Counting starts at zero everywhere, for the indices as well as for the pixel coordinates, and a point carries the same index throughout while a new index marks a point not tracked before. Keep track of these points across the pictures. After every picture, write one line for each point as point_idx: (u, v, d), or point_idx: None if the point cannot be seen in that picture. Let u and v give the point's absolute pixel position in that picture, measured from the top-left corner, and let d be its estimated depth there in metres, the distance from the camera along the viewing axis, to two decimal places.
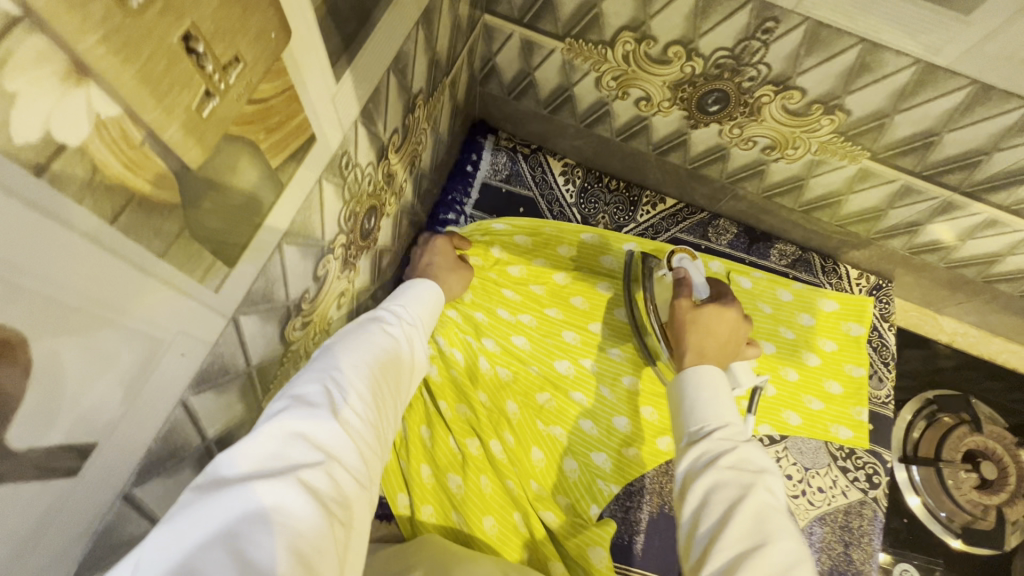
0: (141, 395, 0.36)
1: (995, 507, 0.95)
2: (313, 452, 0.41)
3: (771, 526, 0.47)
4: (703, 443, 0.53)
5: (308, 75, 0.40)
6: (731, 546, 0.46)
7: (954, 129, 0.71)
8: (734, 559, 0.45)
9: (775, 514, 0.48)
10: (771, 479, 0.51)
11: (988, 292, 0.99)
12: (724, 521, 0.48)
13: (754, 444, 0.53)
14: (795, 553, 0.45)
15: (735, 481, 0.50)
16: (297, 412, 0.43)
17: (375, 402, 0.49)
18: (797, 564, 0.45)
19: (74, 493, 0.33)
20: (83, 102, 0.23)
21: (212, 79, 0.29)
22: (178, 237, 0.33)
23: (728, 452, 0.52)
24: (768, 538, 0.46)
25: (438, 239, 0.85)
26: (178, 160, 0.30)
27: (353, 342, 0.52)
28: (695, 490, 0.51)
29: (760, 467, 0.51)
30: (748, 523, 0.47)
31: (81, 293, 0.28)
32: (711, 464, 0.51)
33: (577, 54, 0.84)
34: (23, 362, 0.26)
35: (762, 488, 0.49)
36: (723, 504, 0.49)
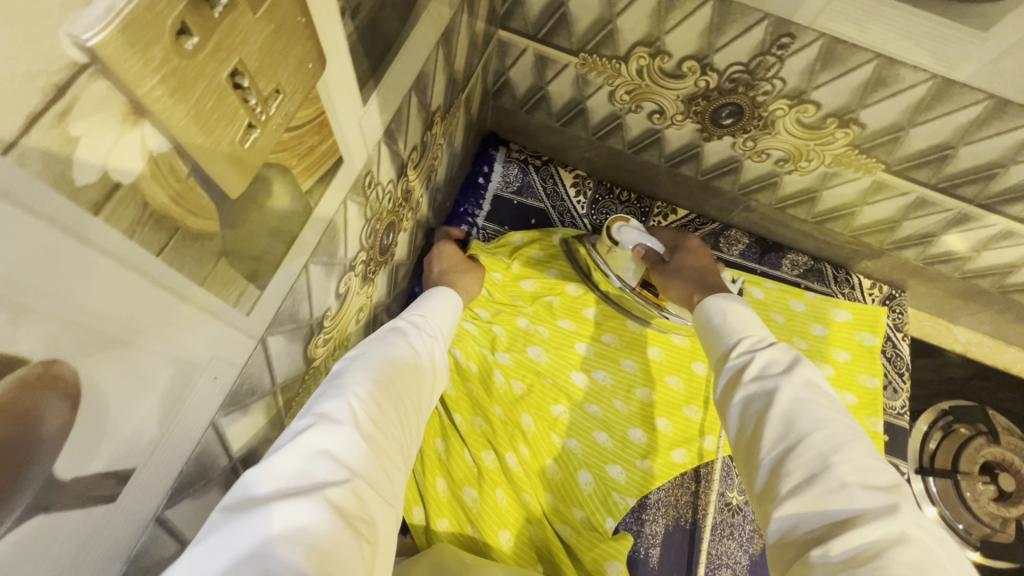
0: (177, 419, 0.36)
1: (1014, 519, 0.95)
2: (337, 470, 0.41)
3: (806, 417, 0.45)
4: (729, 362, 0.52)
5: (338, 101, 0.40)
6: (772, 448, 0.45)
7: (970, 142, 0.71)
8: (777, 462, 0.44)
9: (810, 403, 0.46)
10: (802, 372, 0.48)
11: (1003, 302, 0.98)
12: (758, 428, 0.46)
13: (777, 346, 0.51)
14: (837, 436, 0.43)
15: (760, 389, 0.48)
16: (321, 428, 0.42)
17: (394, 413, 0.49)
18: (839, 446, 0.43)
19: (112, 517, 0.34)
20: (138, 141, 0.24)
21: (255, 111, 0.30)
22: (217, 264, 0.34)
23: (752, 362, 0.50)
24: (805, 431, 0.44)
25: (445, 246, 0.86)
26: (221, 191, 0.31)
27: (375, 352, 0.52)
28: (732, 409, 0.50)
29: (786, 365, 0.49)
30: (781, 424, 0.45)
31: (127, 324, 0.28)
32: (738, 379, 0.50)
33: (591, 69, 0.85)
34: (73, 383, 0.26)
35: (792, 385, 0.47)
36: (757, 412, 0.47)
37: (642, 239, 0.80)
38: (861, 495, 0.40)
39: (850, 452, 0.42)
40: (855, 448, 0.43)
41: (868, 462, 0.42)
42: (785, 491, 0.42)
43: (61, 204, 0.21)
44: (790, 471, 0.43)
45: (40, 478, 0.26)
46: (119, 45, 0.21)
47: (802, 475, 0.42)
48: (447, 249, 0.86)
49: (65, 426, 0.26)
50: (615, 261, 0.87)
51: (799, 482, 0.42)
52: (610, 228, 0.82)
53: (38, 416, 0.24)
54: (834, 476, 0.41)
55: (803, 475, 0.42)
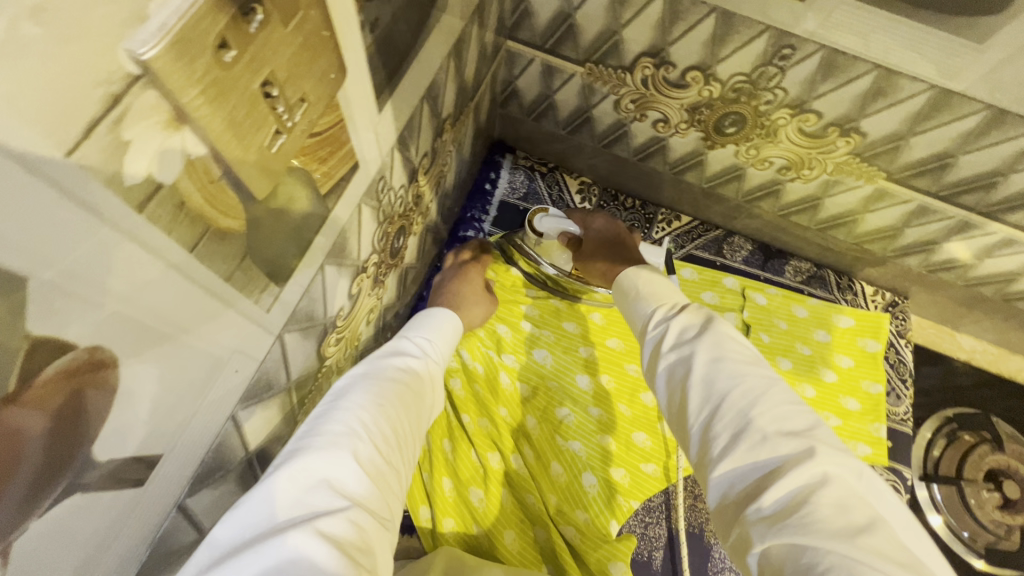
0: (200, 409, 0.38)
1: (1019, 527, 0.95)
2: (333, 499, 0.42)
3: (723, 377, 0.47)
4: (648, 334, 0.55)
5: (356, 109, 0.43)
6: (698, 414, 0.47)
7: (969, 152, 0.72)
8: (705, 426, 0.46)
9: (727, 361, 0.48)
10: (715, 333, 0.51)
11: (1007, 310, 0.99)
12: (684, 394, 0.49)
13: (690, 312, 0.54)
14: (754, 391, 0.46)
15: (680, 356, 0.51)
16: (316, 458, 0.43)
17: (392, 436, 0.50)
18: (758, 398, 0.46)
19: (140, 501, 0.36)
20: (179, 146, 0.26)
21: (282, 118, 0.32)
22: (241, 262, 0.36)
23: (668, 331, 0.53)
24: (724, 391, 0.46)
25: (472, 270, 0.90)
26: (249, 192, 0.33)
27: (373, 377, 0.54)
28: (659, 377, 0.52)
29: (700, 329, 0.52)
30: (702, 387, 0.48)
31: (162, 317, 0.30)
32: (659, 350, 0.53)
33: (597, 78, 0.87)
34: (51, 408, 0.25)
35: (707, 346, 0.49)
36: (680, 381, 0.49)
37: (563, 224, 0.83)
38: (782, 444, 0.43)
39: (766, 404, 0.45)
40: (772, 399, 0.46)
41: (784, 409, 0.45)
42: (716, 453, 0.45)
43: (110, 201, 0.23)
44: (717, 434, 0.45)
45: (79, 457, 0.28)
46: (168, 58, 0.23)
47: (728, 435, 0.45)
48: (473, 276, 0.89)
49: (48, 455, 0.26)
50: (546, 250, 0.91)
51: (727, 442, 0.45)
52: (531, 220, 0.86)
53: (15, 445, 0.23)
54: (756, 429, 0.44)
55: (729, 436, 0.45)
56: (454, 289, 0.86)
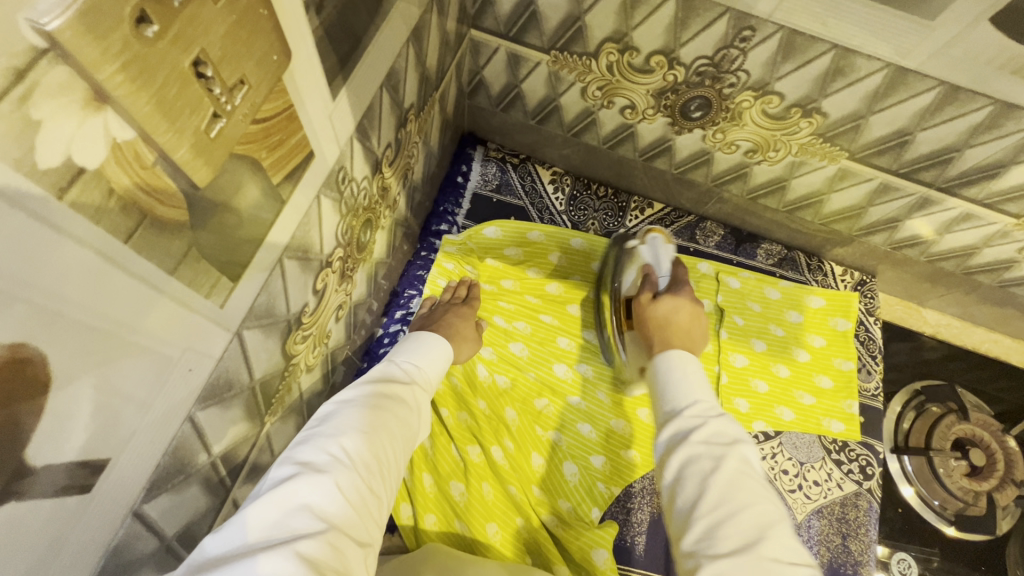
0: (152, 410, 0.36)
1: (986, 492, 0.98)
2: (314, 522, 0.42)
3: (746, 492, 0.48)
4: (675, 421, 0.55)
5: (306, 94, 0.41)
6: (706, 515, 0.48)
7: (925, 128, 0.74)
8: (711, 526, 0.47)
9: (750, 480, 0.49)
10: (743, 449, 0.52)
11: (968, 283, 1.02)
12: (701, 491, 0.49)
13: (724, 418, 0.54)
14: (768, 515, 0.47)
15: (707, 454, 0.51)
16: (303, 478, 0.44)
17: (380, 461, 0.50)
18: (772, 522, 0.47)
19: (89, 509, 0.34)
20: (101, 127, 0.24)
21: (219, 100, 0.31)
22: (187, 253, 0.34)
23: (700, 428, 0.53)
24: (741, 505, 0.47)
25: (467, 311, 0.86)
26: (188, 180, 0.31)
27: (357, 402, 0.52)
28: (672, 464, 0.52)
29: (732, 438, 0.52)
30: (722, 492, 0.49)
31: (97, 312, 0.29)
32: (684, 440, 0.53)
33: (563, 66, 0.86)
34: None
35: (735, 459, 0.51)
36: (699, 476, 0.50)
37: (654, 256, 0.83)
38: (785, 570, 0.44)
39: (778, 531, 0.46)
40: (782, 527, 0.47)
41: (791, 541, 0.46)
42: (719, 554, 0.45)
43: (26, 188, 0.22)
44: (724, 537, 0.46)
45: (10, 464, 0.26)
46: (76, 30, 0.21)
47: (735, 543, 0.45)
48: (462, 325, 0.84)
49: None
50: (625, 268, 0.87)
51: (730, 548, 0.45)
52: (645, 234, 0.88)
53: None
54: (766, 549, 0.45)
55: (735, 543, 0.45)
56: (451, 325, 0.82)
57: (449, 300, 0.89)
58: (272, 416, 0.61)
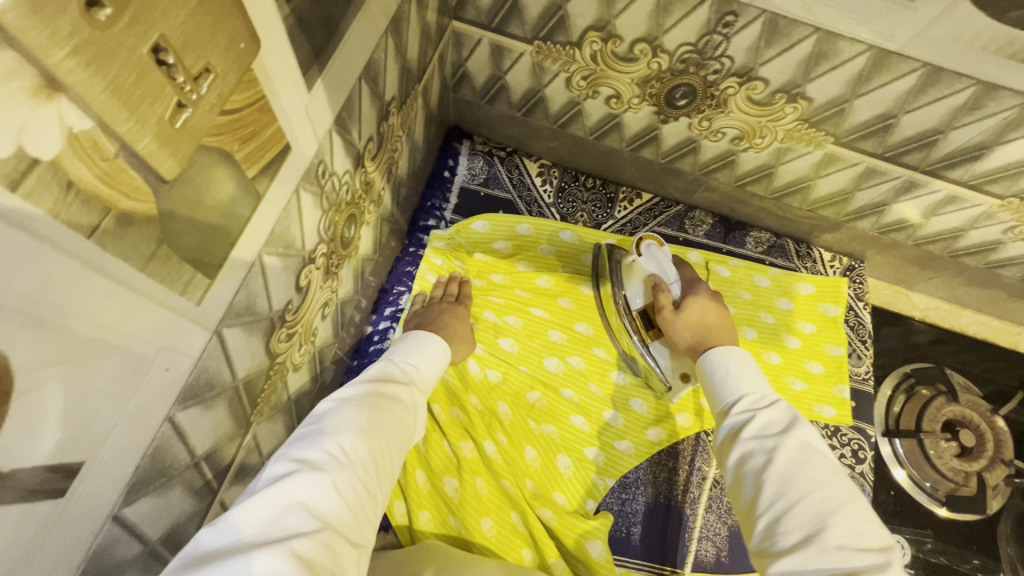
0: (128, 411, 0.36)
1: (976, 473, 0.99)
2: (310, 521, 0.41)
3: (803, 479, 0.48)
4: (728, 418, 0.57)
5: (279, 85, 0.40)
6: (768, 507, 0.49)
7: (909, 111, 0.74)
8: (773, 519, 0.48)
9: (809, 466, 0.49)
10: (800, 435, 0.52)
11: (955, 266, 1.02)
12: (759, 484, 0.50)
13: (777, 407, 0.55)
14: (831, 499, 0.47)
15: (760, 447, 0.52)
16: (300, 476, 0.43)
17: (376, 461, 0.49)
18: (835, 507, 0.46)
19: (63, 513, 0.33)
20: (54, 116, 0.23)
21: (184, 90, 0.30)
22: (158, 249, 0.33)
23: (752, 421, 0.55)
24: (800, 492, 0.48)
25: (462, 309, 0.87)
26: (154, 173, 0.30)
27: (356, 401, 0.52)
28: (731, 460, 0.54)
29: (786, 426, 0.53)
30: (780, 483, 0.49)
31: (61, 310, 0.28)
32: (739, 435, 0.54)
33: (546, 56, 0.86)
34: None
35: (792, 447, 0.51)
36: (756, 468, 0.51)
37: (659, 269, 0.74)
38: (853, 556, 0.43)
39: (844, 516, 0.46)
40: (848, 511, 0.46)
41: (859, 525, 0.45)
42: (785, 545, 0.46)
43: None
44: (787, 529, 0.47)
45: None
46: (21, 13, 0.20)
47: (800, 533, 0.46)
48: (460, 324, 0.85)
49: None
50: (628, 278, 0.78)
51: (794, 538, 0.46)
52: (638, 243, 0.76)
53: None
54: (829, 536, 0.45)
55: (800, 533, 0.46)
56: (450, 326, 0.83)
57: (440, 300, 0.89)
58: (258, 416, 0.60)
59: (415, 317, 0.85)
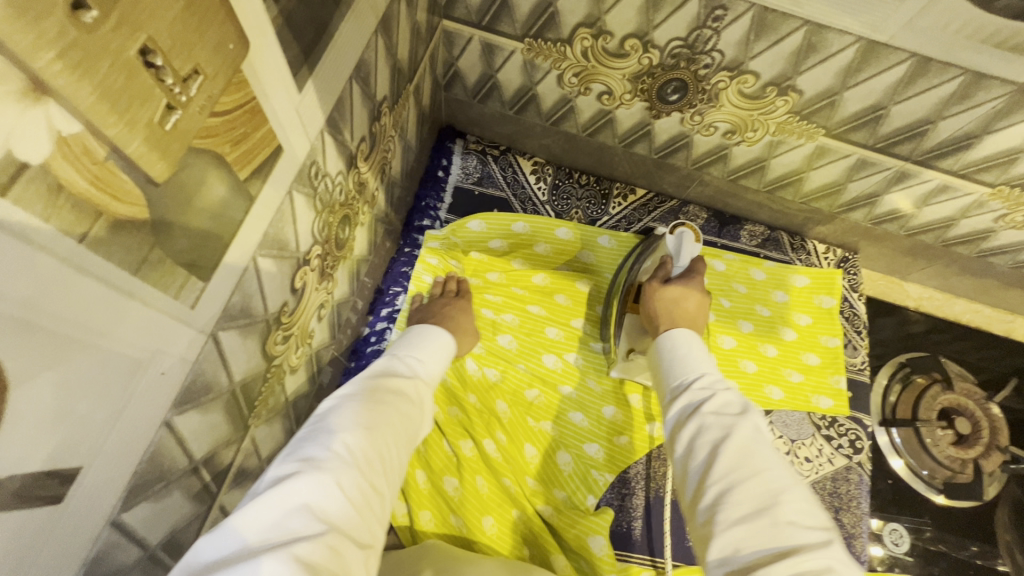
0: (124, 415, 0.36)
1: (972, 460, 1.00)
2: (314, 523, 0.41)
3: (756, 457, 0.48)
4: (687, 395, 0.57)
5: (269, 86, 0.40)
6: (716, 483, 0.48)
7: (899, 101, 0.74)
8: (720, 493, 0.47)
9: (761, 447, 0.49)
10: (755, 417, 0.52)
11: (948, 255, 1.03)
12: (710, 459, 0.50)
13: (732, 390, 0.56)
14: (779, 479, 0.47)
15: (715, 424, 0.52)
16: (303, 478, 0.43)
17: (380, 459, 0.49)
18: (785, 485, 0.46)
19: (61, 519, 0.33)
20: (43, 120, 0.23)
21: (173, 92, 0.30)
22: (151, 252, 0.33)
23: (710, 399, 0.55)
24: (752, 469, 0.47)
25: (465, 302, 0.88)
26: (145, 175, 0.30)
27: (362, 397, 0.53)
28: (683, 437, 0.53)
29: (742, 408, 0.53)
30: (732, 459, 0.49)
31: (55, 315, 0.28)
32: (696, 412, 0.54)
33: (538, 54, 0.86)
34: None
35: (747, 426, 0.51)
36: (709, 444, 0.51)
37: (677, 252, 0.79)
38: (800, 532, 0.43)
39: (793, 494, 0.46)
40: (797, 490, 0.46)
41: (805, 504, 0.45)
42: (730, 518, 0.45)
43: None
44: (733, 502, 0.46)
45: None
46: (5, 15, 0.20)
47: (747, 508, 0.45)
48: (464, 319, 0.85)
49: None
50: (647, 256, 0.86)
51: (741, 513, 0.45)
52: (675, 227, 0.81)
53: None
54: (779, 512, 0.44)
55: (746, 509, 0.45)
56: (454, 319, 0.83)
57: (439, 294, 0.90)
58: (257, 419, 0.60)
59: (417, 308, 0.86)
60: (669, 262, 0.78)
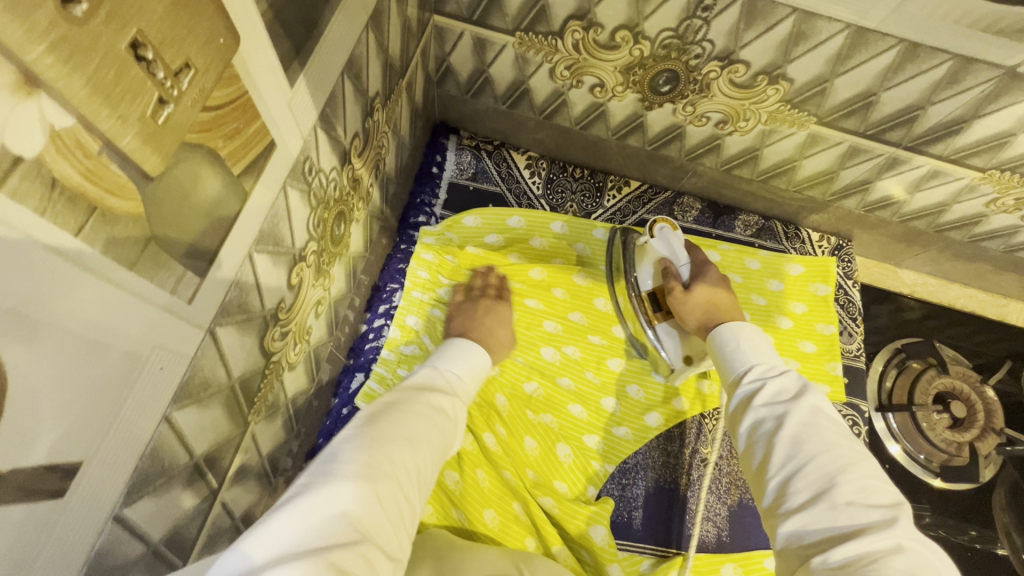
0: (124, 409, 0.36)
1: (968, 443, 1.01)
2: (351, 531, 0.41)
3: (813, 440, 0.49)
4: (741, 386, 0.58)
5: (261, 82, 0.41)
6: (779, 468, 0.49)
7: (889, 87, 0.75)
8: (784, 479, 0.49)
9: (819, 428, 0.50)
10: (811, 400, 0.53)
11: (940, 241, 1.04)
12: (770, 446, 0.51)
13: (787, 376, 0.57)
14: (842, 459, 0.47)
15: (772, 413, 0.53)
16: (344, 484, 0.43)
17: (413, 472, 0.50)
18: (844, 466, 0.47)
19: (63, 514, 0.33)
20: (36, 113, 0.24)
21: (164, 85, 0.30)
22: (146, 247, 0.33)
23: (763, 389, 0.56)
24: (810, 453, 0.48)
25: (504, 309, 0.88)
26: (139, 170, 0.30)
27: (403, 410, 0.54)
28: (744, 426, 0.55)
29: (797, 393, 0.54)
30: (790, 444, 0.50)
31: (51, 308, 0.28)
32: (750, 403, 0.56)
33: (529, 47, 0.86)
34: None
35: (803, 411, 0.52)
36: (768, 432, 0.52)
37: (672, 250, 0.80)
38: (860, 512, 0.43)
39: (854, 474, 0.46)
40: (858, 470, 0.47)
41: (869, 483, 0.46)
42: (794, 503, 0.47)
43: None
44: (797, 488, 0.47)
45: None
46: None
47: (808, 492, 0.46)
48: (501, 329, 0.85)
49: None
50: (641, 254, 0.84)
51: (804, 497, 0.46)
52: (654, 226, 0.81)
53: None
54: (837, 494, 0.45)
55: (808, 493, 0.46)
56: (490, 328, 0.84)
57: (478, 291, 0.91)
58: (256, 416, 0.61)
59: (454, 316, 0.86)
60: (672, 267, 0.79)
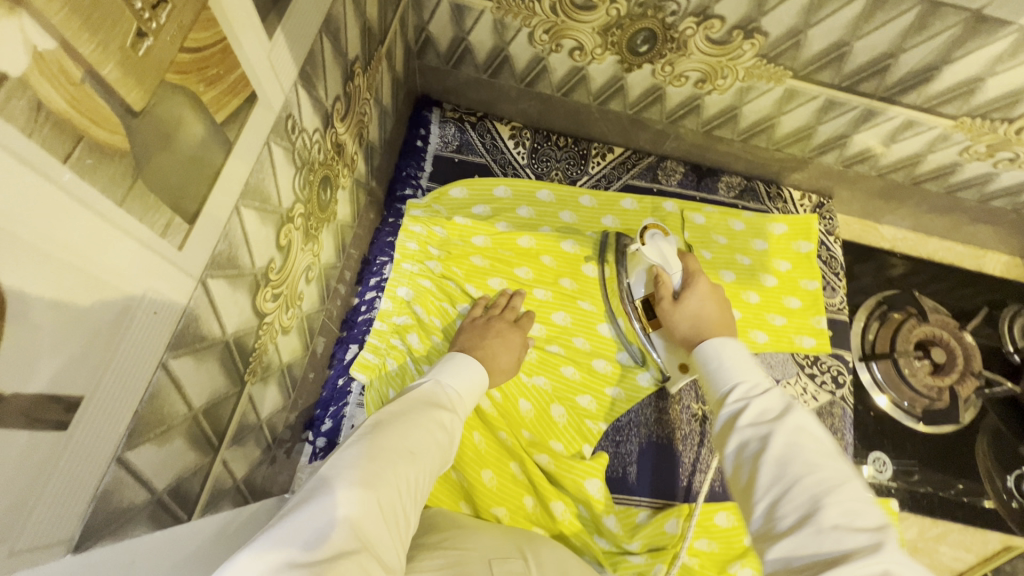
0: (120, 351, 0.37)
1: (949, 387, 1.04)
2: (349, 538, 0.42)
3: (798, 462, 0.48)
4: (725, 407, 0.57)
5: (239, 30, 0.41)
6: (766, 491, 0.48)
7: (862, 37, 0.76)
8: (771, 504, 0.47)
9: (802, 449, 0.49)
10: (795, 419, 0.52)
11: (918, 194, 1.06)
12: (755, 468, 0.50)
13: (769, 395, 0.56)
14: (828, 480, 0.46)
15: (755, 435, 0.52)
16: (343, 496, 0.45)
17: (409, 485, 0.51)
18: (832, 488, 0.45)
19: (66, 450, 0.34)
20: (18, 32, 0.24)
21: (143, 18, 0.31)
22: (133, 186, 0.34)
23: (747, 409, 0.55)
24: (796, 475, 0.47)
25: (516, 336, 0.86)
26: (121, 103, 0.31)
27: (403, 424, 0.55)
28: (729, 447, 0.53)
29: (781, 412, 0.53)
30: (774, 467, 0.49)
31: (46, 236, 0.29)
32: (736, 424, 0.54)
33: (507, 12, 0.87)
34: None
35: (788, 429, 0.51)
36: (752, 455, 0.51)
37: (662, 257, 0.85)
38: (846, 537, 0.42)
39: (841, 496, 0.45)
40: (846, 492, 0.45)
41: (855, 505, 0.44)
42: (782, 528, 0.45)
43: None
44: (784, 512, 0.46)
45: None
46: None
47: (796, 516, 0.45)
48: (505, 355, 0.83)
49: None
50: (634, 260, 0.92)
51: (790, 522, 0.45)
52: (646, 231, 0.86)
53: None
54: (823, 517, 0.43)
55: (793, 518, 0.45)
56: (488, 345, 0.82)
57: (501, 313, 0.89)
58: (252, 377, 0.61)
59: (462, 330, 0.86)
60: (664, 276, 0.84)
